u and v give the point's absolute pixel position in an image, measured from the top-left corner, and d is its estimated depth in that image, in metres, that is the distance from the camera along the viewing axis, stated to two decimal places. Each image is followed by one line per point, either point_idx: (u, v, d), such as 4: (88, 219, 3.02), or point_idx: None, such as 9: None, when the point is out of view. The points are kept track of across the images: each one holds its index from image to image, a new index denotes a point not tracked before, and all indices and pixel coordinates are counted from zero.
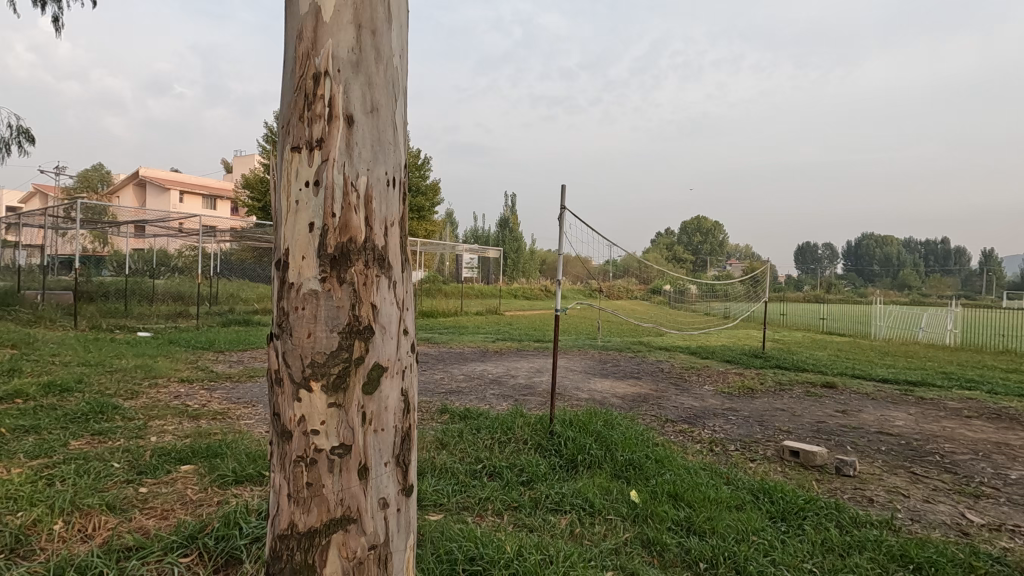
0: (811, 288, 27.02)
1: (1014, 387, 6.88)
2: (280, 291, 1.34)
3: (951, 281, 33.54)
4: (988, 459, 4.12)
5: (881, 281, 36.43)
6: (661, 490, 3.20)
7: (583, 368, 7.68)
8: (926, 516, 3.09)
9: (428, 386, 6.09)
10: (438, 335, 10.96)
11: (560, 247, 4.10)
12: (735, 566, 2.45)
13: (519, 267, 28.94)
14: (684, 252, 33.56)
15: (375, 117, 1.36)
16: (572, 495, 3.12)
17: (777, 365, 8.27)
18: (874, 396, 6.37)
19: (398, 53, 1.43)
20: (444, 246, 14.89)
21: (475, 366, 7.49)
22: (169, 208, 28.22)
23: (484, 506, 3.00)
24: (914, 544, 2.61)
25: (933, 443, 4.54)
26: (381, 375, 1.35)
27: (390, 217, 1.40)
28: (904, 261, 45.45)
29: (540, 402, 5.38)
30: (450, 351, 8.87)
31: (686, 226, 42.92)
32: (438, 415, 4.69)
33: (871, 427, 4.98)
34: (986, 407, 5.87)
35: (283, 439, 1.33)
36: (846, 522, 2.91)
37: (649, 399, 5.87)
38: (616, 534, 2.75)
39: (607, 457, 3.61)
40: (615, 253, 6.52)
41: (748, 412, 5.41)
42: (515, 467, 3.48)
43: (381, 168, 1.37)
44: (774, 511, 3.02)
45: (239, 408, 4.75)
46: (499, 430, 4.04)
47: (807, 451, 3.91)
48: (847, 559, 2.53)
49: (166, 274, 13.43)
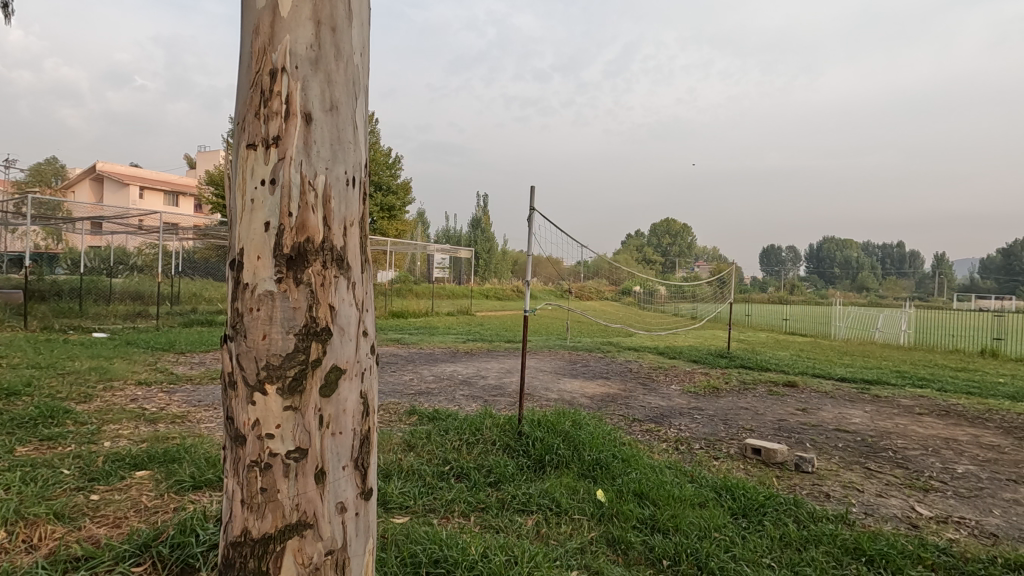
0: (775, 288, 27.89)
1: (962, 385, 7.23)
2: (234, 292, 1.31)
3: (906, 284, 35.03)
4: (937, 455, 4.31)
5: (842, 283, 37.79)
6: (627, 489, 3.24)
7: (553, 368, 7.72)
8: (879, 510, 3.22)
9: (397, 387, 6.03)
10: (408, 335, 10.88)
11: (530, 247, 4.12)
12: (697, 563, 2.49)
13: (491, 268, 28.88)
14: (653, 253, 34.12)
15: (334, 115, 1.34)
16: (539, 495, 3.14)
17: (742, 365, 8.48)
18: (833, 394, 6.59)
19: (359, 51, 1.41)
20: (415, 246, 14.75)
21: (445, 367, 7.45)
22: (131, 205, 27.27)
23: (450, 508, 2.99)
24: (867, 537, 2.70)
25: (886, 439, 4.73)
26: (339, 377, 1.33)
27: (350, 217, 1.38)
28: (863, 265, 47.33)
29: (509, 403, 5.40)
30: (421, 352, 8.81)
31: (656, 227, 43.67)
32: (407, 416, 4.66)
33: (829, 425, 5.14)
34: (936, 404, 6.14)
35: (236, 443, 1.30)
36: (804, 517, 2.99)
37: (617, 399, 5.94)
38: (582, 533, 2.77)
39: (575, 456, 3.64)
40: (585, 254, 6.57)
41: (713, 411, 5.52)
42: (482, 467, 3.48)
43: (341, 167, 1.35)
44: (735, 507, 3.09)
45: (201, 412, 4.61)
46: (467, 431, 4.03)
47: (768, 449, 4.02)
48: (804, 553, 2.61)
49: (125, 272, 12.96)
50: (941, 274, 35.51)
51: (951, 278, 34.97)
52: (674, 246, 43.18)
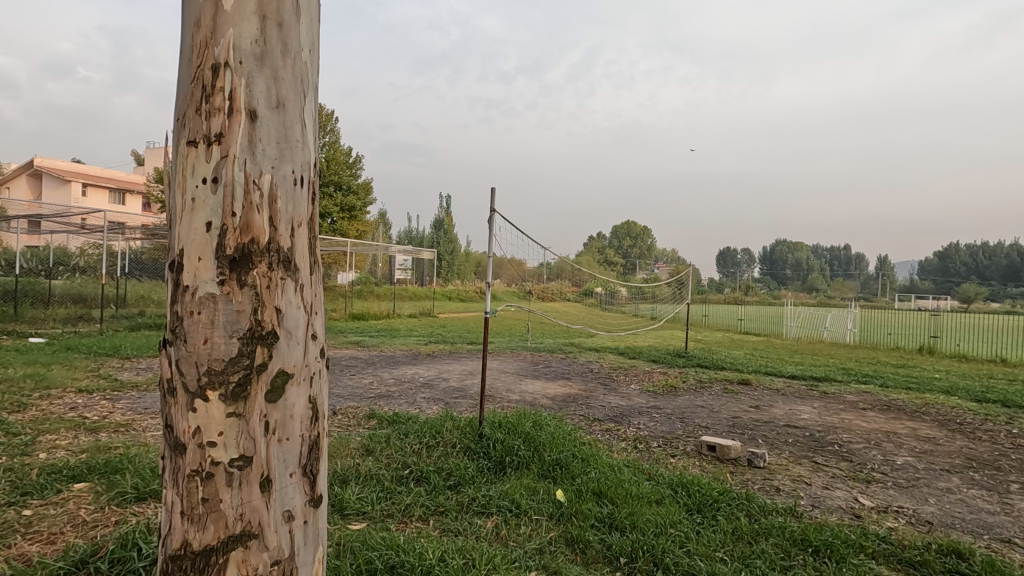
0: (731, 290, 28.81)
1: (901, 381, 7.63)
2: (174, 293, 1.26)
3: (851, 285, 36.73)
4: (879, 447, 4.53)
5: (794, 284, 39.32)
6: (586, 488, 3.27)
7: (515, 370, 7.74)
8: (825, 501, 3.35)
9: (357, 390, 5.93)
10: (368, 338, 10.70)
11: (490, 249, 4.11)
12: (653, 559, 2.54)
13: (454, 269, 28.71)
14: (614, 256, 34.66)
15: (281, 113, 1.30)
16: (498, 497, 3.14)
17: (698, 364, 8.70)
18: (783, 391, 6.84)
19: (307, 48, 1.38)
20: (376, 248, 14.52)
21: (406, 369, 7.36)
22: (73, 203, 25.93)
23: (408, 512, 2.95)
24: (813, 529, 2.81)
25: (833, 434, 4.93)
26: (287, 382, 1.29)
27: (298, 217, 1.35)
28: (812, 267, 49.40)
29: (470, 405, 5.37)
30: (381, 355, 8.68)
31: (617, 229, 44.38)
32: (366, 420, 4.58)
33: (779, 421, 5.33)
34: (879, 400, 6.45)
35: (176, 452, 1.25)
36: (756, 511, 3.09)
37: (578, 399, 6.00)
38: (541, 533, 2.79)
39: (535, 457, 3.65)
40: (547, 256, 6.60)
41: (671, 410, 5.64)
42: (442, 470, 3.45)
43: (288, 166, 1.31)
44: (690, 503, 3.16)
45: (147, 419, 4.41)
46: (427, 434, 3.97)
47: (723, 445, 4.13)
48: (755, 545, 2.69)
49: (65, 274, 12.29)
50: (884, 275, 37.39)
51: (892, 279, 36.86)
52: (634, 248, 44.00)
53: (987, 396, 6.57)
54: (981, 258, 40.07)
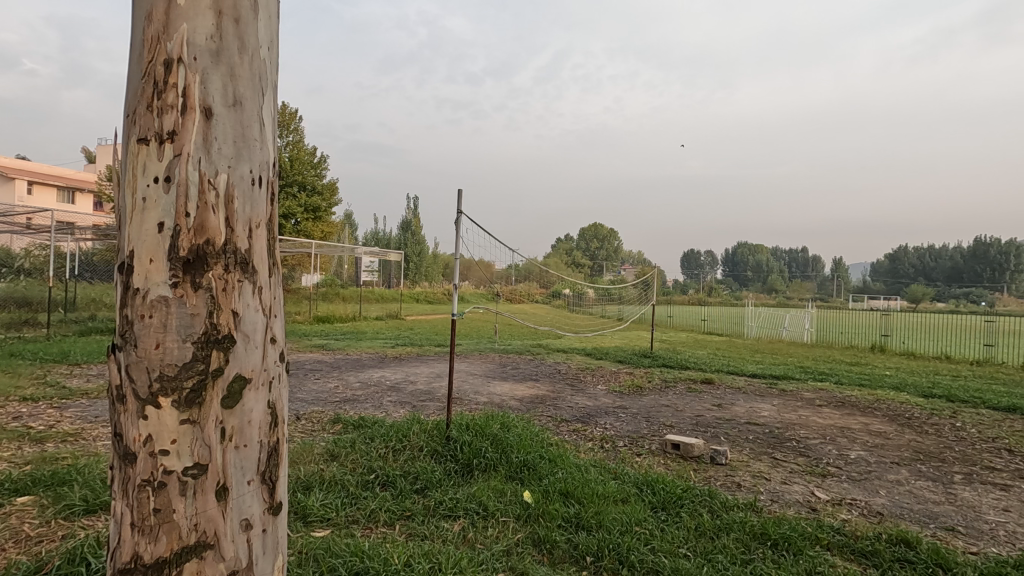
0: (694, 291, 29.46)
1: (854, 378, 7.95)
2: (124, 297, 1.21)
3: (808, 286, 38.02)
4: (834, 442, 4.71)
5: (754, 286, 40.46)
6: (553, 489, 3.29)
7: (483, 372, 7.72)
8: (783, 496, 3.46)
9: (321, 394, 5.81)
10: (334, 341, 10.52)
11: (457, 251, 4.09)
12: (618, 557, 2.57)
13: (422, 271, 28.46)
14: (581, 258, 34.99)
15: (237, 111, 1.27)
16: (466, 499, 3.12)
17: (663, 364, 8.87)
18: (744, 390, 7.03)
19: (266, 45, 1.35)
20: (341, 249, 14.28)
21: (372, 373, 7.26)
22: (17, 202, 24.67)
23: (374, 517, 2.91)
24: (772, 523, 2.90)
25: (791, 430, 5.10)
26: (244, 387, 1.26)
27: (256, 218, 1.31)
28: (772, 269, 50.98)
29: (438, 408, 5.34)
30: (347, 358, 8.54)
31: (584, 231, 44.84)
32: (330, 425, 4.49)
33: (741, 419, 5.48)
34: (834, 396, 6.70)
35: (126, 462, 1.21)
36: (718, 507, 3.17)
37: (546, 400, 6.03)
38: (508, 535, 2.79)
39: (503, 459, 3.65)
40: (514, 258, 6.62)
41: (637, 409, 5.73)
42: (408, 474, 3.42)
43: (245, 166, 1.28)
44: (655, 501, 3.22)
45: (98, 428, 4.23)
46: (393, 438, 3.92)
47: (686, 443, 4.22)
48: (717, 541, 2.75)
49: (8, 276, 11.65)
50: (839, 275, 38.86)
51: (846, 280, 38.35)
52: (601, 251, 44.51)
53: (933, 392, 6.90)
54: (927, 260, 42.10)
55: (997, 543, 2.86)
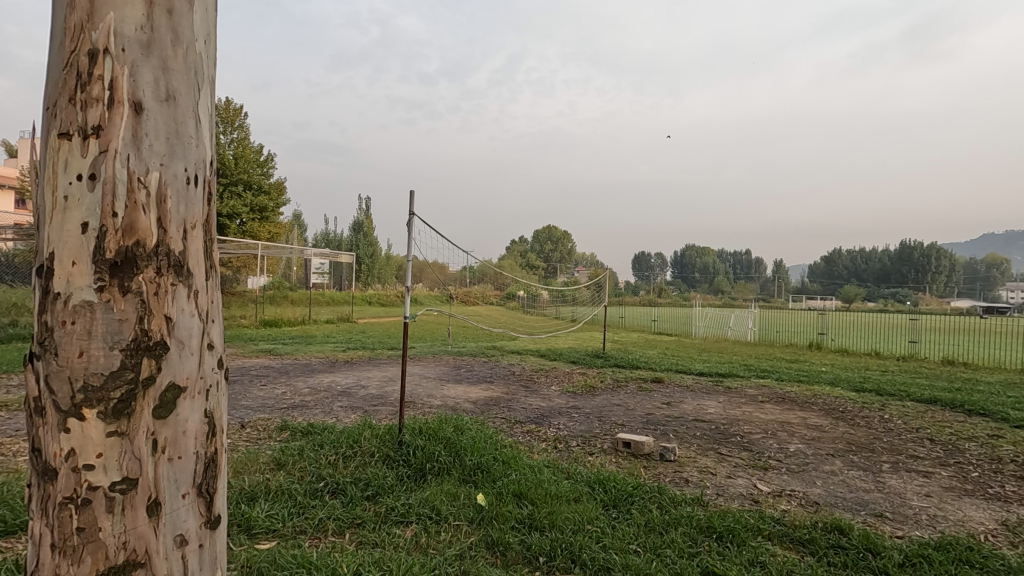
0: (645, 293, 30.24)
1: (794, 374, 8.35)
2: (42, 303, 1.13)
3: (751, 288, 39.67)
4: (774, 436, 4.92)
5: (701, 287, 41.85)
6: (507, 490, 3.29)
7: (436, 375, 7.65)
8: (728, 490, 3.59)
9: (268, 401, 5.61)
10: (281, 345, 10.17)
11: (409, 252, 4.04)
12: (570, 556, 2.60)
13: (374, 273, 27.93)
14: (535, 260, 35.25)
15: (171, 107, 1.21)
16: (418, 504, 3.08)
17: (615, 364, 9.05)
18: (692, 388, 7.27)
19: (202, 38, 1.30)
20: (289, 251, 13.84)
21: (322, 377, 7.06)
22: None
23: (323, 526, 2.83)
24: (717, 516, 3.00)
25: (735, 426, 5.30)
26: (178, 396, 1.20)
27: (192, 219, 1.26)
28: (718, 270, 52.91)
29: (390, 412, 5.25)
30: (295, 363, 8.27)
31: (538, 234, 45.23)
32: (277, 433, 4.34)
33: (688, 416, 5.65)
34: (775, 392, 7.02)
35: (45, 479, 1.13)
36: (666, 502, 3.25)
37: (500, 402, 6.04)
38: (461, 539, 2.77)
39: (456, 462, 3.63)
40: (468, 260, 6.59)
41: (589, 409, 5.82)
42: (359, 481, 3.34)
43: (180, 164, 1.22)
44: (607, 499, 3.27)
45: (18, 443, 3.92)
46: (343, 443, 3.83)
47: (637, 441, 4.31)
48: (666, 536, 2.83)
49: None
50: (779, 277, 40.74)
51: (786, 281, 40.20)
52: (555, 253, 44.97)
53: (864, 386, 7.34)
54: (859, 262, 44.75)
55: (920, 527, 3.07)
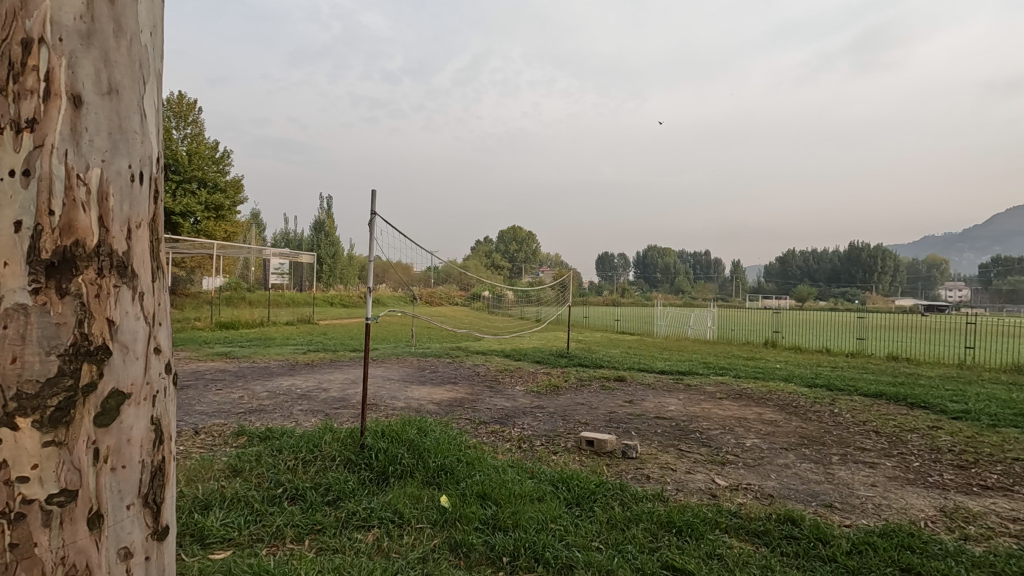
0: (609, 293, 30.70)
1: (750, 371, 8.63)
2: None
3: (710, 287, 40.76)
4: (732, 432, 5.08)
5: (662, 287, 42.75)
6: (471, 491, 3.28)
7: (400, 376, 7.57)
8: (688, 485, 3.68)
9: (223, 406, 5.42)
10: (239, 348, 9.86)
11: (371, 253, 3.98)
12: (533, 555, 2.62)
13: (336, 274, 27.38)
14: (501, 260, 35.31)
15: (113, 100, 1.16)
16: (381, 508, 3.04)
17: (579, 363, 9.15)
18: (653, 386, 7.42)
19: (146, 29, 1.25)
20: (247, 251, 13.43)
21: (282, 381, 6.89)
22: None
23: (280, 533, 2.76)
24: (677, 511, 3.07)
25: (695, 422, 5.43)
26: (123, 402, 1.16)
27: (137, 218, 1.22)
28: (678, 271, 54.15)
29: (352, 415, 5.16)
30: (253, 366, 8.04)
31: (503, 234, 45.32)
32: (234, 438, 4.21)
33: (650, 413, 5.76)
34: (732, 389, 7.23)
35: None
36: (628, 499, 3.31)
37: (464, 403, 6.01)
38: (424, 542, 2.75)
39: (419, 465, 3.59)
40: (432, 261, 6.54)
41: (553, 409, 5.86)
42: (319, 486, 3.27)
43: (123, 161, 1.18)
44: (570, 497, 3.30)
45: None
46: (303, 448, 3.74)
47: (599, 439, 4.37)
48: (627, 532, 2.88)
49: None
50: (737, 277, 42.02)
51: (744, 281, 41.44)
52: (520, 254, 45.12)
53: (815, 381, 7.64)
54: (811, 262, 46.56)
55: (866, 515, 3.21)
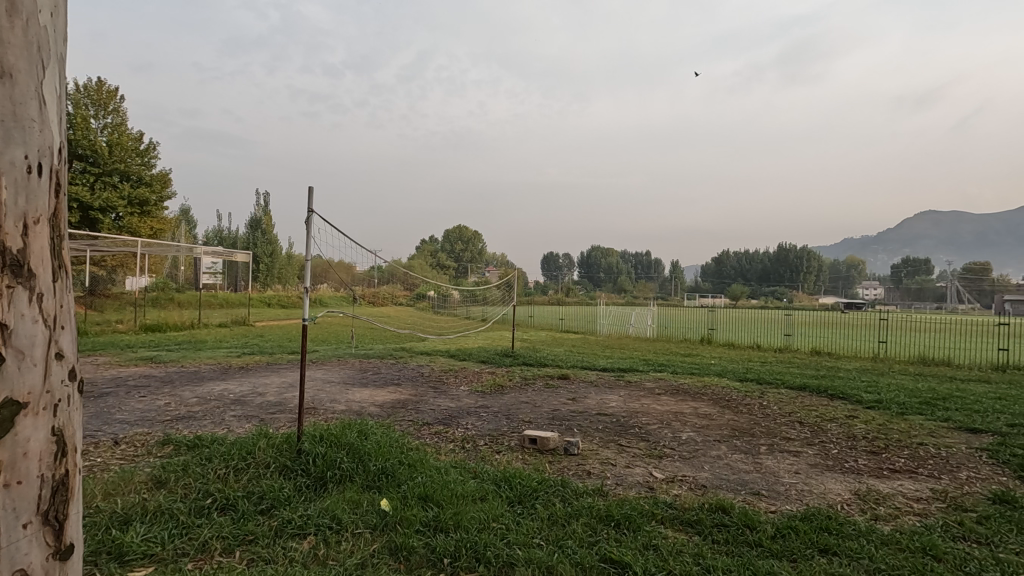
0: (553, 293, 31.14)
1: (687, 367, 8.98)
2: None
3: (651, 287, 42.04)
4: (669, 426, 5.26)
5: (605, 287, 43.72)
6: (412, 494, 3.24)
7: (341, 378, 7.37)
8: (627, 479, 3.77)
9: (148, 414, 5.09)
10: (166, 352, 9.30)
11: (307, 252, 3.85)
12: (475, 555, 2.61)
13: (274, 273, 26.31)
14: (446, 259, 35.11)
15: (6, 84, 1.07)
16: (318, 515, 2.95)
17: (524, 362, 9.22)
18: (596, 383, 7.58)
19: (47, 10, 1.16)
20: (176, 249, 12.68)
21: (214, 385, 6.55)
22: None
23: (208, 546, 2.62)
24: (616, 505, 3.15)
25: (634, 417, 5.59)
26: (19, 412, 1.07)
27: (34, 213, 1.13)
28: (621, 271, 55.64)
29: (289, 420, 4.97)
30: (182, 371, 7.60)
31: (449, 233, 45.03)
32: (158, 448, 3.96)
33: (592, 410, 5.89)
34: (670, 385, 7.51)
35: None
36: (569, 495, 3.36)
37: (408, 405, 5.92)
38: (362, 547, 2.69)
39: (359, 469, 3.51)
40: (374, 260, 6.39)
41: (497, 408, 5.87)
42: (252, 494, 3.14)
43: (17, 151, 1.09)
44: (512, 496, 3.32)
45: None
46: (235, 455, 3.57)
47: (542, 437, 4.41)
48: (567, 527, 2.92)
49: None
50: (676, 276, 43.63)
51: (682, 280, 43.12)
52: (466, 253, 44.93)
53: (746, 376, 8.05)
54: (744, 263, 49.02)
55: (789, 501, 3.41)
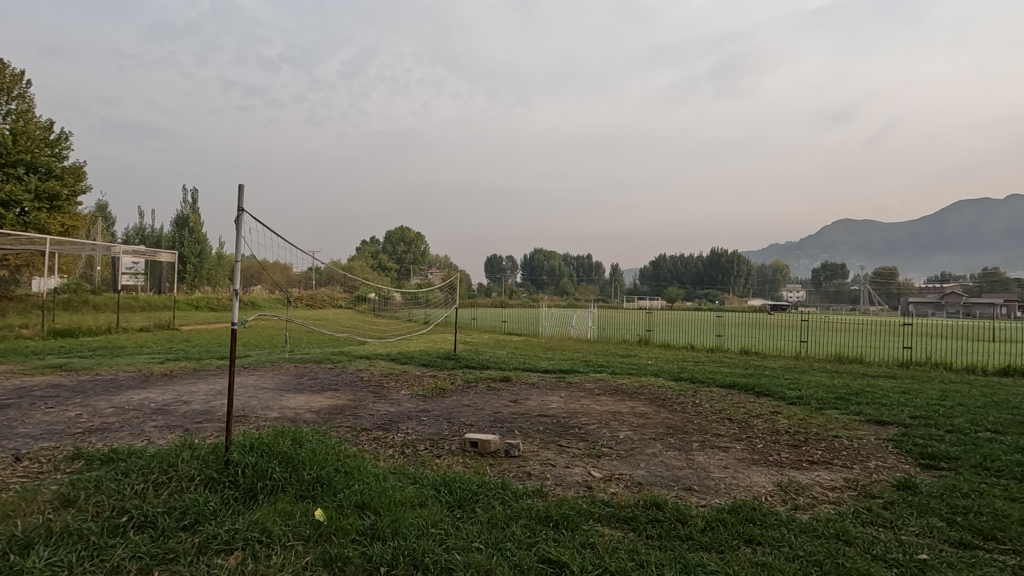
0: (497, 295, 31.32)
1: (626, 367, 9.23)
2: None
3: (592, 289, 43.09)
4: (607, 426, 5.38)
5: (549, 289, 44.47)
6: (348, 503, 3.14)
7: (275, 384, 7.08)
8: (566, 479, 3.83)
9: (56, 426, 4.68)
10: (79, 358, 8.60)
11: (237, 252, 3.66)
12: (412, 562, 2.57)
13: (202, 273, 24.89)
14: (389, 260, 34.61)
15: None
16: (246, 528, 2.81)
17: (466, 364, 9.20)
18: (538, 385, 7.67)
19: None
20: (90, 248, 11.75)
21: (132, 394, 6.11)
22: None
23: (121, 568, 2.44)
24: (555, 505, 3.19)
25: (575, 418, 5.68)
26: None
27: None
28: (564, 273, 56.69)
29: (216, 429, 4.71)
30: (96, 379, 7.05)
31: (391, 235, 44.35)
32: (67, 463, 3.65)
33: (533, 411, 5.94)
34: (610, 385, 7.68)
35: None
36: (509, 497, 3.37)
37: (346, 410, 5.76)
38: (294, 560, 2.58)
39: (291, 478, 3.37)
40: (311, 262, 6.17)
41: (438, 412, 5.81)
42: (174, 510, 2.95)
43: None
44: (452, 500, 3.28)
45: None
46: (156, 468, 3.34)
47: (483, 440, 4.40)
48: (506, 530, 2.93)
49: None
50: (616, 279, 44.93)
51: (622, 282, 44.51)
52: (408, 255, 44.33)
53: (680, 375, 8.38)
54: (679, 267, 51.14)
55: (719, 495, 3.57)
